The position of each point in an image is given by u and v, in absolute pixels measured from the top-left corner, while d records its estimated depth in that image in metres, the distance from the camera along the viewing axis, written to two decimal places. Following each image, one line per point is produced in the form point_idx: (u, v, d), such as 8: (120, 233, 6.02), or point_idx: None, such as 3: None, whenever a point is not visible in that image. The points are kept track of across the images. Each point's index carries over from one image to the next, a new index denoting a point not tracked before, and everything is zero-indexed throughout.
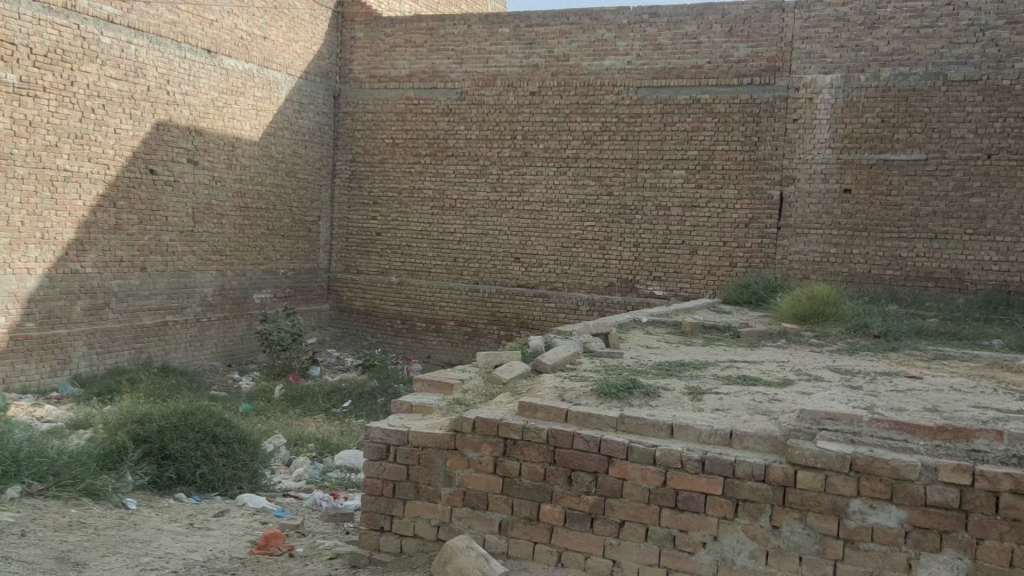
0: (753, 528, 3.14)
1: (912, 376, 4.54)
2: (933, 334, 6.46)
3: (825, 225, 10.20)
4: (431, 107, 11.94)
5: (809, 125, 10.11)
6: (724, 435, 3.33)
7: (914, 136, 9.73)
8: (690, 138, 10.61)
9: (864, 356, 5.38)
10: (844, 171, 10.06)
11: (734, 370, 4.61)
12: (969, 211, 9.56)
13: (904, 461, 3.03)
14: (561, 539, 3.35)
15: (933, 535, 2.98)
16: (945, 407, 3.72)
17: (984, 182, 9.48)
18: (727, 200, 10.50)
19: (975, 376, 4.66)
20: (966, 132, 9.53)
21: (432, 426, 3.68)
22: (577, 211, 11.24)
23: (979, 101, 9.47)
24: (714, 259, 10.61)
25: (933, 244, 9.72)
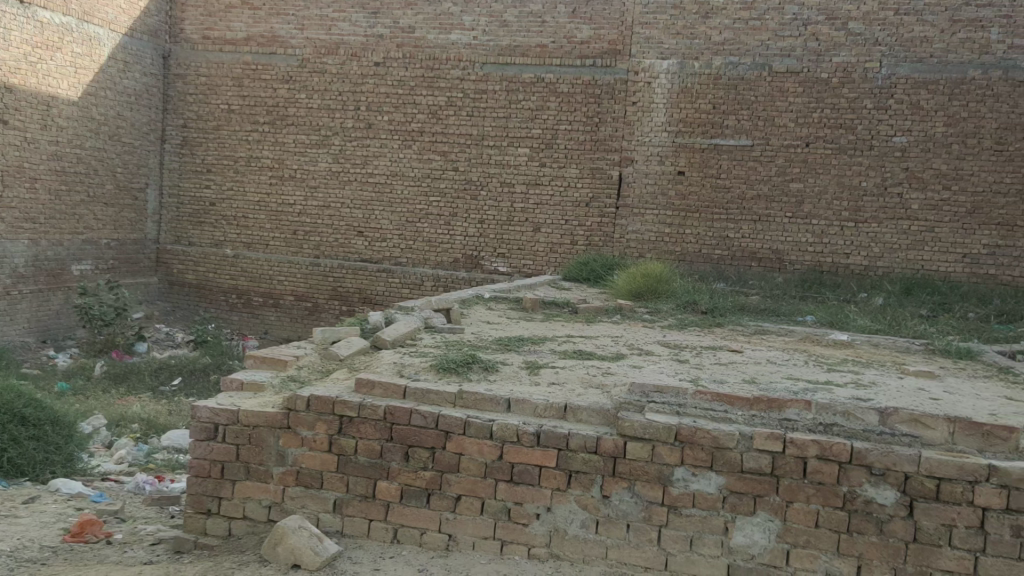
0: (583, 498, 3.25)
1: (734, 351, 4.82)
2: (755, 311, 6.86)
3: (661, 206, 10.74)
4: (269, 73, 11.56)
5: (646, 109, 10.59)
6: (558, 408, 3.43)
7: (741, 123, 10.39)
8: (534, 117, 10.88)
9: (692, 331, 5.65)
10: (678, 154, 10.59)
11: (570, 345, 4.74)
12: (789, 195, 10.33)
13: (724, 431, 3.21)
14: (397, 516, 3.37)
15: (748, 499, 3.18)
16: (762, 379, 3.98)
17: (802, 168, 10.26)
18: (569, 179, 10.86)
19: (790, 350, 5.00)
20: (788, 121, 10.26)
21: (264, 404, 3.61)
22: (422, 184, 11.29)
23: (800, 92, 10.20)
24: (556, 236, 10.97)
25: (756, 226, 10.45)
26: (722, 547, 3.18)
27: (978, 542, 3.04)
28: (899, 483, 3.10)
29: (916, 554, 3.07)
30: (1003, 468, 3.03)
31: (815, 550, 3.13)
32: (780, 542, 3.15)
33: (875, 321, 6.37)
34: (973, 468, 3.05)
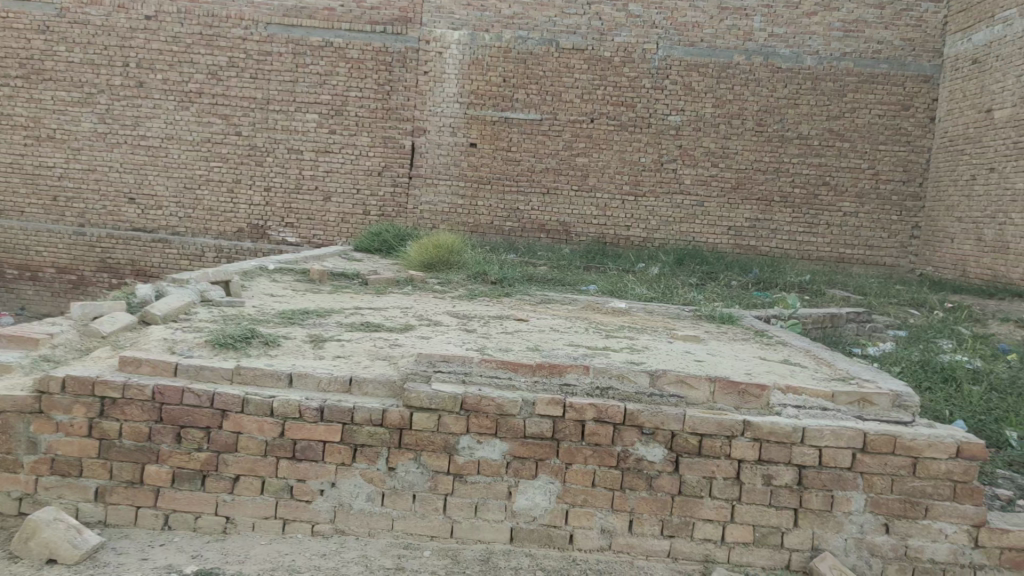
0: (369, 471, 3.23)
1: (520, 319, 4.94)
2: (542, 281, 7.08)
3: (453, 177, 12.05)
4: (22, 21, 11.27)
5: (439, 78, 11.75)
6: (343, 380, 3.37)
7: (530, 98, 11.87)
8: (322, 82, 11.62)
9: (481, 301, 5.75)
10: (470, 126, 11.91)
11: (358, 317, 4.66)
12: (576, 168, 12.04)
13: (507, 398, 3.29)
14: (168, 501, 3.19)
15: (530, 463, 3.29)
16: (545, 346, 4.11)
17: (588, 143, 11.97)
18: (360, 147, 11.79)
19: (573, 318, 5.22)
20: (574, 96, 11.86)
21: (11, 388, 3.27)
22: (199, 149, 11.69)
23: (585, 69, 11.79)
24: (348, 206, 11.90)
25: (545, 198, 12.11)
26: (506, 511, 3.28)
27: (735, 491, 3.33)
28: (667, 440, 3.32)
29: (681, 506, 3.32)
30: (757, 422, 3.33)
31: (592, 508, 3.31)
32: (559, 502, 3.30)
33: (651, 289, 6.80)
34: (730, 424, 3.33)
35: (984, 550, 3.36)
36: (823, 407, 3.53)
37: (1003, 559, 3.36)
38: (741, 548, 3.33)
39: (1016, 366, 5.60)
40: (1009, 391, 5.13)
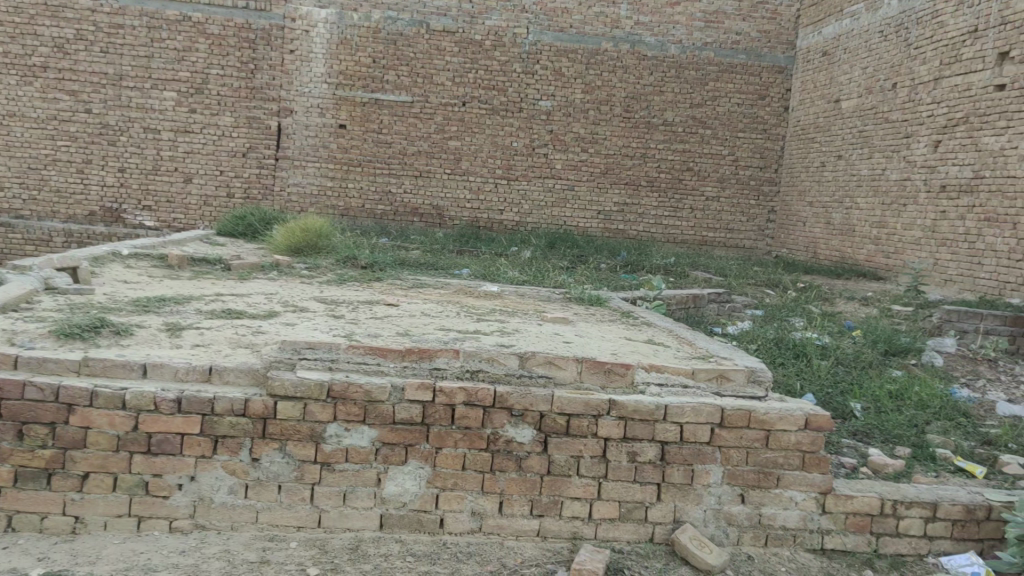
0: (230, 463, 3.13)
1: (389, 304, 4.88)
2: (414, 265, 7.01)
3: (321, 159, 12.29)
4: None
5: (305, 57, 11.96)
6: (202, 370, 3.24)
7: (400, 79, 12.18)
8: (181, 59, 11.64)
9: (350, 286, 5.64)
10: (339, 108, 12.15)
11: (219, 304, 4.49)
12: (449, 151, 12.42)
13: (375, 384, 3.25)
14: (11, 502, 3.00)
15: (400, 449, 3.26)
16: (415, 330, 4.08)
17: (460, 127, 12.35)
18: (223, 128, 11.90)
19: (444, 302, 5.19)
20: (445, 79, 12.23)
21: None
22: (46, 126, 11.53)
23: (456, 51, 12.18)
24: (211, 188, 12.02)
25: (418, 181, 12.46)
26: (375, 498, 3.24)
27: (601, 469, 3.41)
28: (536, 421, 3.37)
29: (550, 486, 3.37)
30: (622, 401, 3.42)
31: (462, 492, 3.32)
32: (430, 487, 3.29)
33: (523, 273, 6.85)
34: (597, 403, 3.40)
35: (830, 515, 3.58)
36: (684, 385, 3.67)
37: (847, 523, 3.60)
38: (607, 524, 3.43)
39: (859, 341, 6.00)
40: (853, 365, 5.49)
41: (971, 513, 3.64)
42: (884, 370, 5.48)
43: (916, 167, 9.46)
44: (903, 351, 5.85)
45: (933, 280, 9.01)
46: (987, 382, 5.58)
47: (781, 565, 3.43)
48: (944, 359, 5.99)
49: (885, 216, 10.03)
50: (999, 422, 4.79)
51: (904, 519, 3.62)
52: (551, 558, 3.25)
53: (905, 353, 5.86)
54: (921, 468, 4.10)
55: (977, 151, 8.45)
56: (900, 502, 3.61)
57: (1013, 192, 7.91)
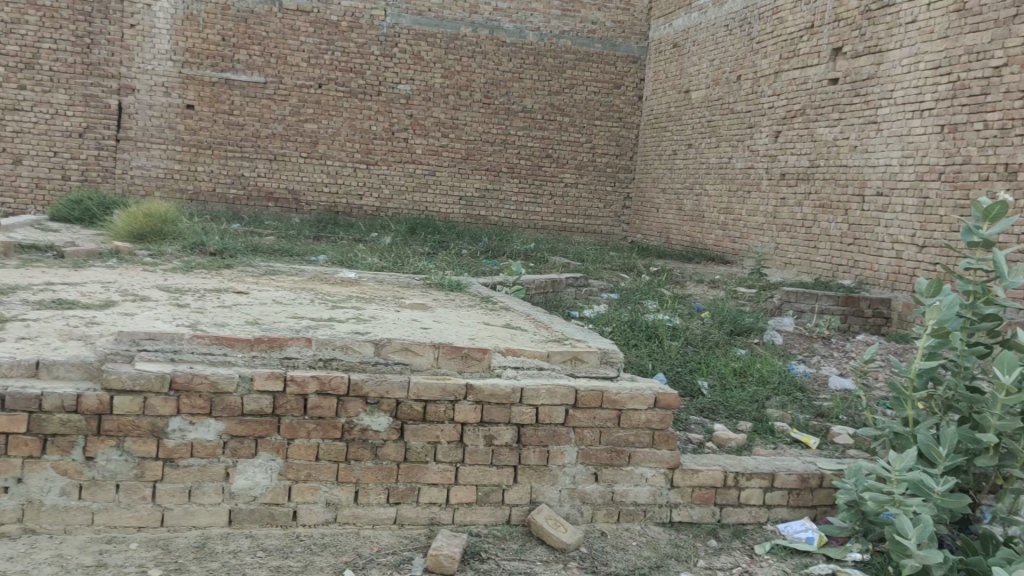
0: (62, 463, 2.95)
1: (239, 292, 4.69)
2: (267, 252, 6.78)
3: (167, 140, 11.93)
4: None
5: (148, 32, 11.55)
6: (28, 365, 3.03)
7: (252, 59, 11.97)
8: (8, 31, 11.02)
9: (197, 274, 5.38)
10: (186, 87, 11.81)
11: (48, 294, 4.18)
12: (305, 135, 12.31)
13: (222, 375, 3.12)
14: None
15: (249, 442, 3.15)
16: (265, 319, 3.94)
17: (316, 109, 12.27)
18: (56, 105, 11.36)
19: (297, 289, 5.03)
20: (300, 60, 12.12)
21: None
22: None
23: (311, 32, 12.10)
24: (44, 170, 11.46)
25: (273, 164, 12.29)
26: (223, 494, 3.13)
27: (458, 454, 3.42)
28: (392, 409, 3.33)
29: (407, 473, 3.35)
30: (478, 386, 3.43)
31: (315, 483, 3.25)
32: (281, 479, 3.20)
33: (382, 259, 6.74)
34: (454, 388, 3.40)
35: (677, 489, 3.74)
36: (539, 367, 3.73)
37: (693, 496, 3.77)
38: (464, 508, 3.44)
39: (707, 322, 6.27)
40: (701, 344, 5.74)
41: (805, 482, 3.88)
42: (729, 348, 5.75)
43: (760, 156, 9.95)
44: (747, 331, 6.16)
45: (776, 263, 9.54)
46: (821, 358, 5.97)
47: (632, 540, 3.55)
48: (784, 338, 6.36)
49: (731, 203, 10.52)
50: (831, 395, 5.14)
51: (745, 490, 3.82)
52: (408, 545, 3.23)
53: (748, 332, 6.18)
54: (761, 441, 4.34)
55: (814, 141, 8.97)
56: (742, 474, 3.80)
57: (845, 180, 8.46)
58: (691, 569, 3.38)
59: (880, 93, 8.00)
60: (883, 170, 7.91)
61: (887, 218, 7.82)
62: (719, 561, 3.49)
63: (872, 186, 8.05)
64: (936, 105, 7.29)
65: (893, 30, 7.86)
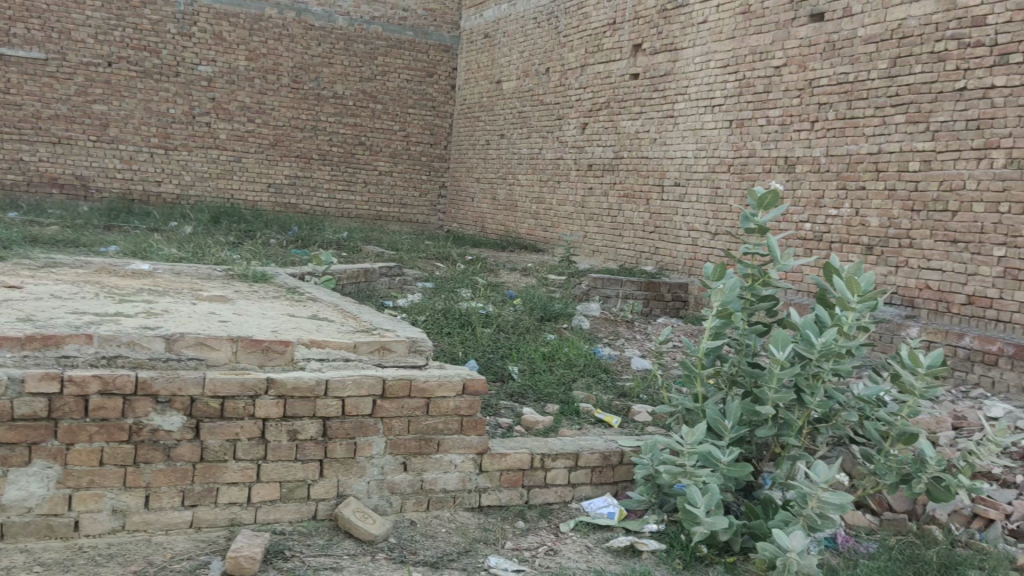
0: None
1: (11, 287, 4.29)
2: (48, 243, 6.26)
3: None
4: None
5: None
6: None
7: (31, 33, 11.11)
8: None
9: None
10: None
11: None
12: (93, 117, 11.54)
13: None
14: None
15: (21, 449, 2.92)
16: (40, 315, 3.61)
17: (105, 89, 11.54)
18: None
19: (81, 283, 4.66)
20: (86, 37, 11.38)
21: None
22: None
23: (98, 7, 11.40)
24: None
25: (56, 148, 11.43)
26: None
27: (260, 451, 3.29)
28: (185, 407, 3.15)
29: (203, 473, 3.19)
30: (280, 379, 3.31)
31: (100, 489, 3.03)
32: (61, 488, 2.98)
33: (180, 249, 6.39)
34: (253, 383, 3.26)
35: (486, 474, 3.79)
36: (345, 358, 3.65)
37: (501, 479, 3.83)
38: (267, 506, 3.32)
39: (518, 308, 6.39)
40: (512, 331, 5.84)
41: (606, 459, 4.05)
42: (539, 334, 5.90)
43: (568, 147, 10.26)
44: (556, 316, 6.35)
45: (584, 251, 9.88)
46: (626, 341, 6.25)
47: (441, 527, 3.57)
48: (591, 323, 6.60)
49: (542, 192, 10.79)
50: (632, 376, 5.40)
51: (551, 471, 3.93)
52: (206, 548, 3.08)
53: (557, 318, 6.36)
54: (567, 422, 4.48)
55: (617, 134, 9.36)
56: (548, 455, 3.91)
57: (646, 171, 8.89)
58: (499, 551, 3.44)
59: (676, 88, 8.46)
60: (679, 162, 8.38)
61: (683, 207, 8.30)
62: (526, 541, 3.58)
63: (670, 177, 8.51)
64: (726, 101, 7.80)
65: (687, 28, 8.31)
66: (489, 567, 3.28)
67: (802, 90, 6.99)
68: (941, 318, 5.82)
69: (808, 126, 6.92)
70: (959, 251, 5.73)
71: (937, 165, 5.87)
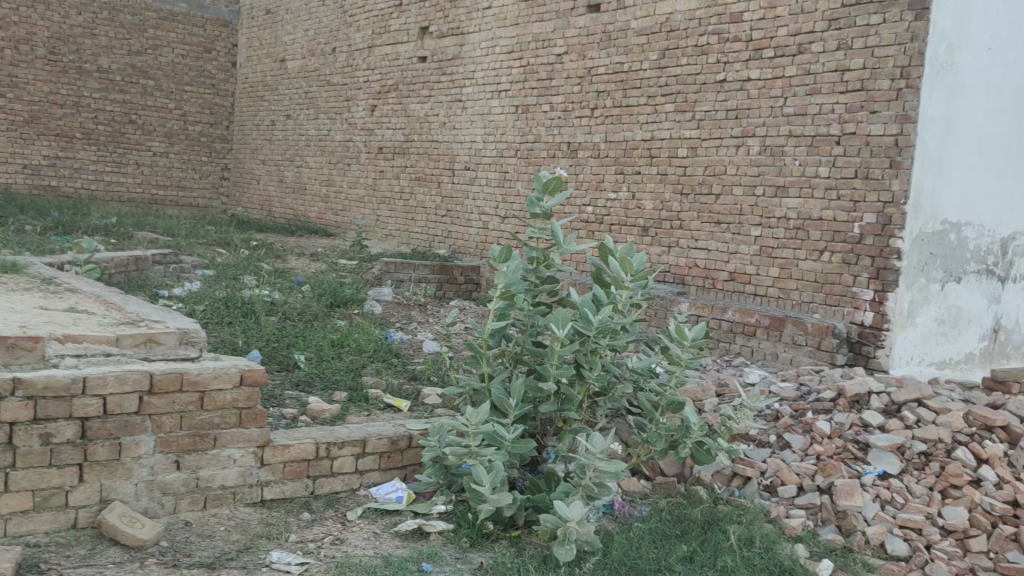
0: None
1: None
2: None
3: None
4: None
5: None
6: None
7: None
8: None
9: None
10: None
11: None
12: None
13: None
14: None
15: None
16: None
17: None
18: None
19: None
20: None
21: None
22: None
23: None
24: None
25: None
26: None
27: (7, 458, 3.01)
28: None
29: None
30: (28, 379, 3.03)
31: None
32: None
33: None
34: None
35: (268, 467, 3.65)
36: (105, 353, 3.40)
37: (285, 472, 3.71)
38: (18, 518, 3.04)
39: (306, 295, 6.21)
40: (299, 318, 5.68)
41: (394, 444, 4.02)
42: (328, 321, 5.76)
43: (357, 129, 10.09)
44: (346, 302, 6.22)
45: (376, 235, 9.77)
46: (417, 325, 6.25)
47: (220, 525, 3.41)
48: (383, 308, 6.53)
49: (332, 175, 10.55)
50: (423, 359, 5.41)
51: (337, 459, 3.85)
52: None
53: (348, 304, 6.24)
54: (355, 409, 4.41)
55: (406, 117, 9.31)
56: (333, 443, 3.83)
57: (436, 155, 8.91)
58: (283, 545, 3.34)
59: (463, 73, 8.53)
60: (468, 146, 8.47)
61: (474, 190, 8.41)
62: (311, 533, 3.49)
63: (460, 161, 8.58)
64: (512, 87, 7.96)
65: (472, 13, 8.39)
66: (271, 563, 3.16)
67: (582, 78, 7.26)
68: (707, 294, 6.29)
69: (588, 113, 7.21)
70: (722, 231, 6.21)
71: (703, 151, 6.31)
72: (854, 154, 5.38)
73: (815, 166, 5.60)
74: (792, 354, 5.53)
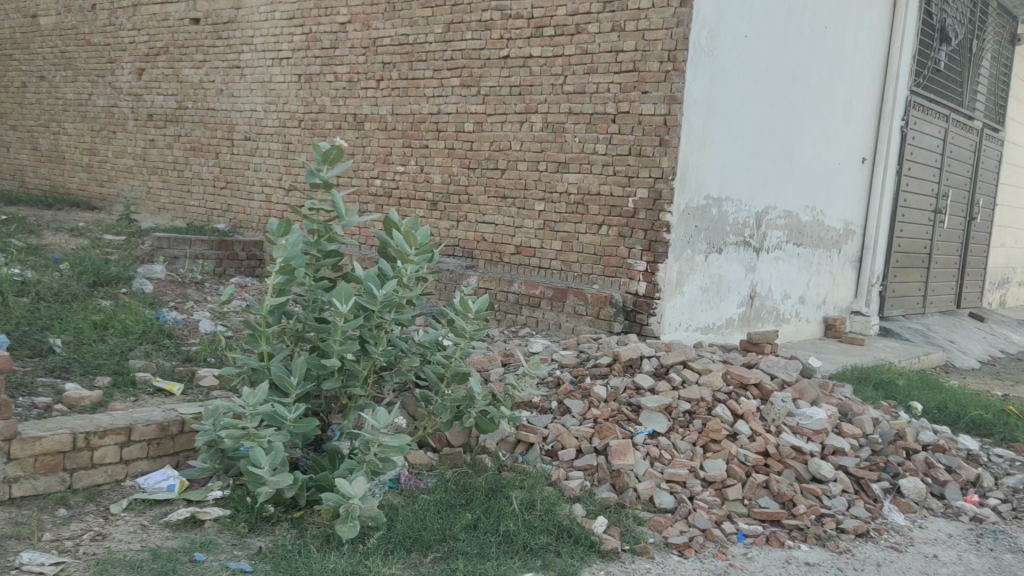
0: None
1: None
2: None
3: None
4: None
5: None
6: None
7: None
8: None
9: None
10: None
11: None
12: None
13: None
14: None
15: None
16: None
17: None
18: None
19: None
20: None
21: None
22: None
23: None
24: None
25: None
26: None
27: None
28: None
29: None
30: None
31: None
32: None
33: None
34: None
35: (16, 462, 3.32)
36: None
37: (36, 466, 3.38)
38: None
39: (65, 273, 5.69)
40: (55, 299, 5.19)
41: (165, 430, 3.77)
42: (90, 301, 5.31)
43: (122, 94, 9.33)
44: (112, 281, 5.76)
45: (147, 210, 9.12)
46: (193, 304, 5.91)
47: None
48: (154, 286, 6.11)
49: (96, 144, 9.72)
50: (199, 340, 5.11)
51: (99, 450, 3.56)
52: None
53: (113, 283, 5.77)
54: (120, 395, 4.09)
55: (178, 83, 8.73)
56: (94, 433, 3.53)
57: (212, 124, 8.43)
58: (35, 545, 3.04)
59: (241, 38, 8.11)
60: (248, 116, 8.08)
61: (255, 162, 8.05)
62: (68, 530, 3.21)
63: (239, 131, 8.18)
64: (293, 54, 7.66)
65: None
66: (20, 565, 2.88)
67: (367, 48, 7.12)
68: (495, 267, 6.40)
69: (374, 84, 7.08)
70: (507, 205, 6.32)
71: (488, 127, 6.38)
72: (628, 132, 5.65)
73: (593, 143, 5.83)
74: (574, 324, 5.76)
